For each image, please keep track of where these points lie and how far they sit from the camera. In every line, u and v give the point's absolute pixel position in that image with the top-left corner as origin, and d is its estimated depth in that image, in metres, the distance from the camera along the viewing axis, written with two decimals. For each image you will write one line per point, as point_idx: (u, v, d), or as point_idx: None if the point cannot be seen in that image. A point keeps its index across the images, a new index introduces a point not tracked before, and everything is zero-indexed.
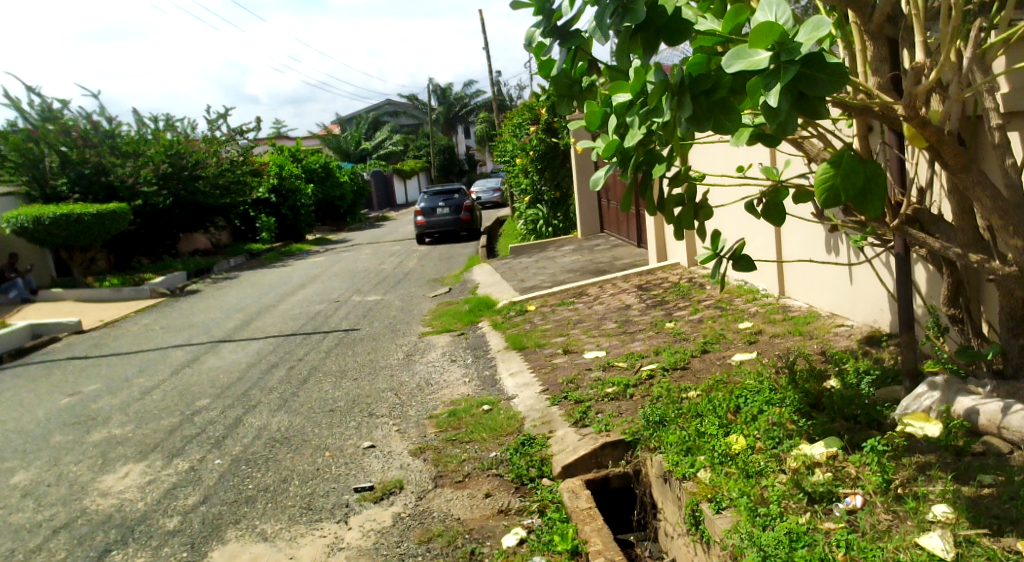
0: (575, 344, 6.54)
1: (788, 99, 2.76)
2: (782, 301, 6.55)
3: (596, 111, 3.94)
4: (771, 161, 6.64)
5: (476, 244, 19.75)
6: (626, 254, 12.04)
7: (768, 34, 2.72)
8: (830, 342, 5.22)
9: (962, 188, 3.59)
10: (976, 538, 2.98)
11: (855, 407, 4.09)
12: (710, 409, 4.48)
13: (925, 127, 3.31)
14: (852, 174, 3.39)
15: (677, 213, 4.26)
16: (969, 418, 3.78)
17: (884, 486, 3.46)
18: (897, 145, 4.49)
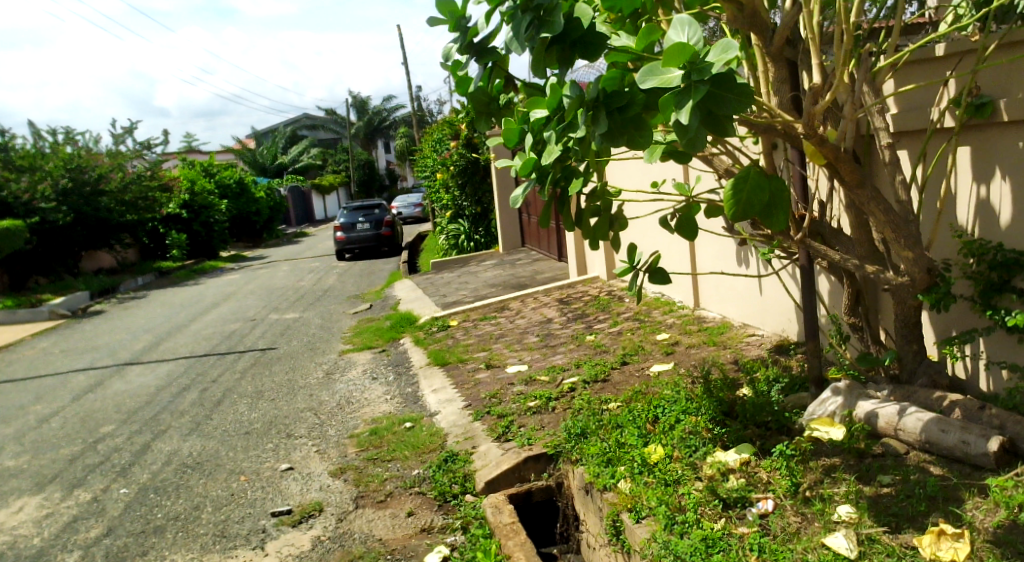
0: (498, 358, 6.57)
1: (699, 117, 2.85)
2: (697, 312, 6.75)
3: (512, 128, 3.98)
4: (683, 177, 6.85)
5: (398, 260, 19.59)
6: (546, 269, 12.19)
7: (680, 53, 2.79)
8: (742, 352, 5.41)
9: (859, 203, 3.82)
10: (877, 536, 3.14)
11: (766, 413, 4.22)
12: (629, 420, 4.56)
13: (823, 145, 3.51)
14: (759, 192, 3.54)
15: (594, 228, 4.34)
16: (869, 421, 3.97)
17: (793, 489, 3.61)
18: (798, 162, 4.67)
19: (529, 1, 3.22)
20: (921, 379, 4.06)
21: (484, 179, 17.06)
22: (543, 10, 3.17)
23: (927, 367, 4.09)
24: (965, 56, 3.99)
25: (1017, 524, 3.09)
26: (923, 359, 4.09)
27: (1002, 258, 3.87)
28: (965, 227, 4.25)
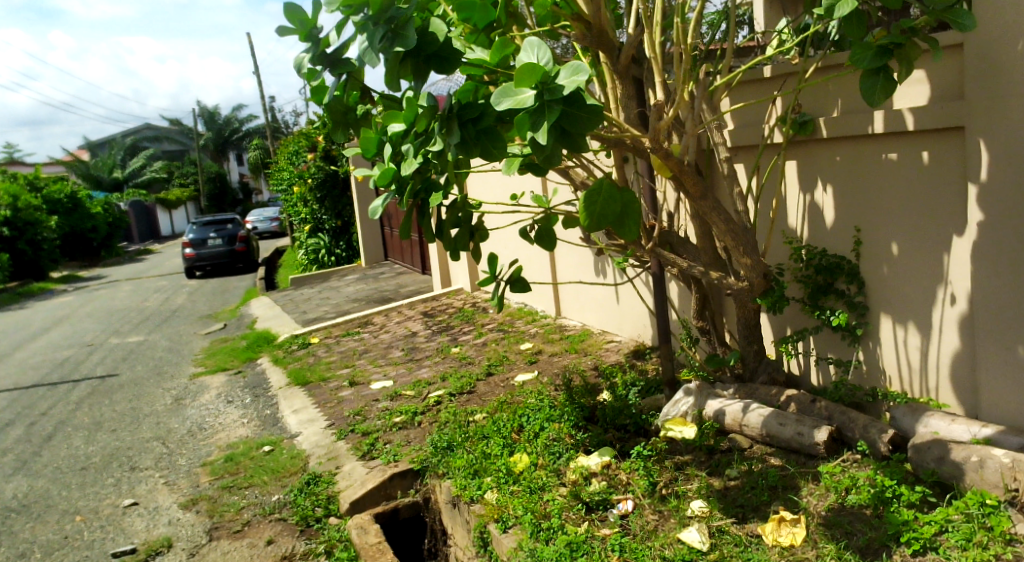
0: (361, 375, 6.42)
1: (553, 136, 2.95)
2: (559, 321, 6.92)
3: (371, 138, 3.91)
4: (541, 189, 7.00)
5: (256, 277, 18.77)
6: (410, 282, 12.12)
7: (530, 74, 2.84)
8: (602, 358, 5.60)
9: (701, 213, 4.05)
10: (726, 527, 3.34)
11: (625, 417, 4.40)
12: (495, 431, 4.59)
13: (668, 159, 3.71)
14: (611, 201, 3.70)
15: (454, 239, 4.34)
16: (717, 419, 4.22)
17: (651, 488, 3.75)
18: (648, 174, 4.85)
19: (382, 13, 3.15)
20: (762, 376, 4.38)
21: (344, 192, 16.73)
22: (396, 23, 3.14)
23: (766, 365, 4.41)
24: (788, 78, 4.35)
25: (844, 507, 3.36)
26: (763, 358, 4.41)
27: (826, 262, 4.32)
28: (795, 232, 4.63)
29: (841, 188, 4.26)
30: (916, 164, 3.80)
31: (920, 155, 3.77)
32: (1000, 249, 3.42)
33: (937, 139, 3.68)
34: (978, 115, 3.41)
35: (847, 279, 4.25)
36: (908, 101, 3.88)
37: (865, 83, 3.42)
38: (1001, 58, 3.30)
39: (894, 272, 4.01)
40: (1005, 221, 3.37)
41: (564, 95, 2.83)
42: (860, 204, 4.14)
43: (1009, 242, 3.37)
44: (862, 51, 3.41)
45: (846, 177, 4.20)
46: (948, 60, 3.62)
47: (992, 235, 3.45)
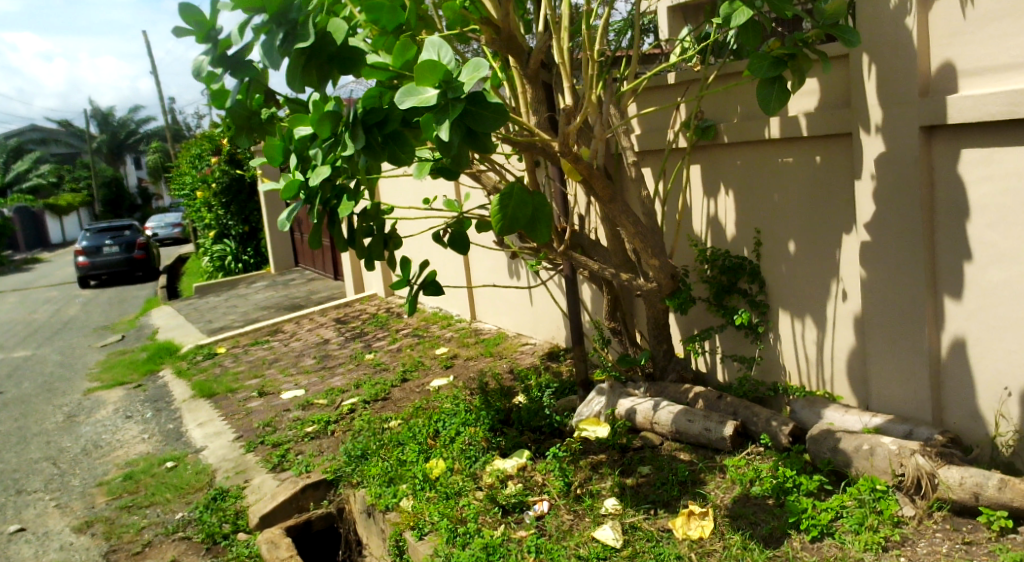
0: (271, 385, 6.23)
1: (459, 135, 2.94)
2: (474, 325, 6.92)
3: (275, 145, 3.81)
4: (454, 193, 6.99)
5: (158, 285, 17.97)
6: (322, 288, 11.88)
7: (432, 71, 2.86)
8: (517, 361, 5.62)
9: (611, 216, 4.16)
10: (639, 523, 3.41)
11: (540, 419, 4.44)
12: (410, 437, 4.54)
13: (577, 163, 3.77)
14: (522, 205, 3.73)
15: (367, 245, 4.27)
16: (629, 417, 4.31)
17: (566, 488, 3.79)
18: (558, 178, 4.89)
19: (281, 14, 3.10)
20: (671, 374, 4.51)
21: (251, 197, 16.25)
22: (297, 25, 3.08)
23: (675, 364, 4.54)
24: (691, 84, 4.49)
25: (749, 498, 3.51)
26: (672, 357, 4.55)
27: (729, 263, 4.50)
28: (700, 235, 4.78)
29: (742, 191, 4.44)
30: (809, 168, 4.02)
31: (813, 159, 3.99)
32: (883, 249, 3.64)
33: (828, 145, 3.90)
34: (863, 121, 3.64)
35: (748, 279, 4.43)
36: (799, 109, 4.10)
37: (764, 92, 3.55)
38: (881, 69, 3.53)
39: (791, 271, 4.22)
40: (886, 222, 3.60)
41: (466, 91, 2.84)
42: (760, 208, 4.33)
43: (891, 242, 3.60)
44: (759, 60, 3.53)
45: (747, 181, 4.39)
46: (836, 70, 3.85)
47: (875, 236, 3.68)
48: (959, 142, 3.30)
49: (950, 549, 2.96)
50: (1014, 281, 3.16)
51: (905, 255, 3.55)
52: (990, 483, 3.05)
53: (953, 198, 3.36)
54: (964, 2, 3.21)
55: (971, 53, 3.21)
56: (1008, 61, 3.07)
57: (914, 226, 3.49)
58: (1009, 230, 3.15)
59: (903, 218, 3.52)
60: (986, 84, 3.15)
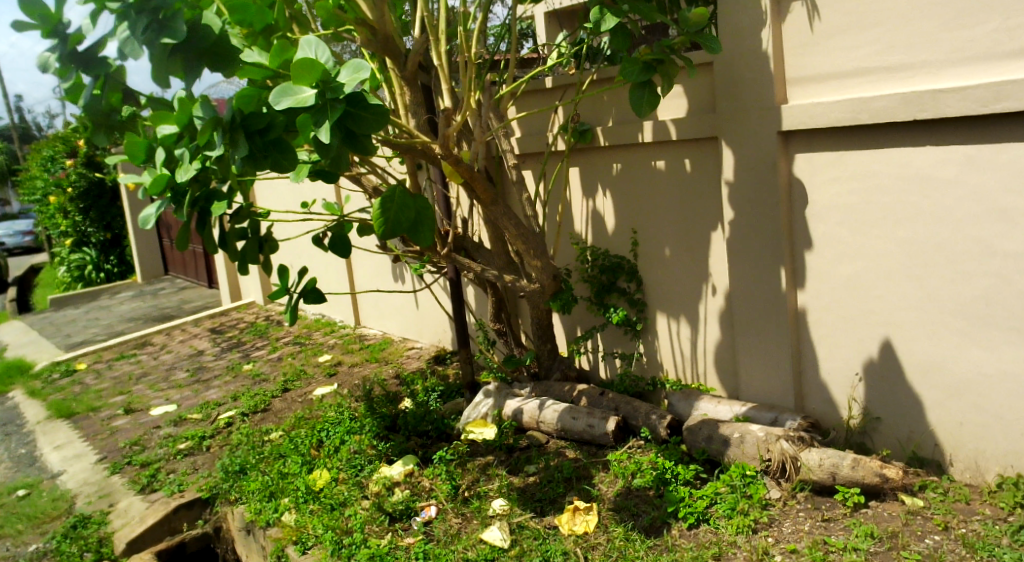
0: (140, 401, 5.86)
1: (338, 136, 2.86)
2: (358, 331, 6.79)
3: (138, 143, 3.48)
4: (334, 197, 6.82)
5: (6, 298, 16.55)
6: (195, 297, 11.30)
7: (309, 70, 2.75)
8: (403, 366, 5.56)
9: (493, 219, 4.21)
10: (526, 522, 3.44)
11: (427, 423, 4.41)
12: (292, 448, 4.38)
13: (459, 165, 3.79)
14: (404, 209, 3.70)
15: (240, 248, 4.09)
16: (515, 417, 4.36)
17: (453, 492, 3.77)
18: (440, 182, 4.86)
19: (145, 0, 2.84)
20: (556, 373, 4.61)
21: (113, 202, 15.25)
22: (163, 14, 2.86)
23: (560, 363, 4.65)
24: (567, 89, 4.61)
25: (630, 490, 3.61)
26: (556, 356, 4.65)
27: (608, 262, 4.64)
28: (580, 236, 4.90)
29: (617, 194, 4.60)
30: (680, 172, 4.22)
31: (682, 162, 4.20)
32: (747, 246, 3.89)
33: (694, 148, 4.12)
34: (727, 126, 3.87)
35: (627, 277, 4.59)
36: (670, 114, 4.28)
37: (635, 95, 3.70)
38: (743, 77, 3.77)
39: (665, 270, 4.41)
40: (749, 221, 3.86)
41: (347, 92, 2.75)
42: (634, 209, 4.50)
43: (754, 239, 3.86)
44: (630, 65, 3.69)
45: (622, 183, 4.55)
46: (701, 77, 4.06)
47: (740, 235, 3.92)
48: (812, 148, 3.60)
49: (811, 527, 3.15)
50: (862, 275, 3.51)
51: (768, 253, 3.82)
52: (844, 462, 3.30)
53: (807, 200, 3.66)
54: (813, 17, 3.51)
55: (821, 62, 3.53)
56: (851, 69, 3.41)
57: (775, 225, 3.75)
58: (858, 229, 3.49)
59: (766, 219, 3.78)
60: (834, 91, 3.49)
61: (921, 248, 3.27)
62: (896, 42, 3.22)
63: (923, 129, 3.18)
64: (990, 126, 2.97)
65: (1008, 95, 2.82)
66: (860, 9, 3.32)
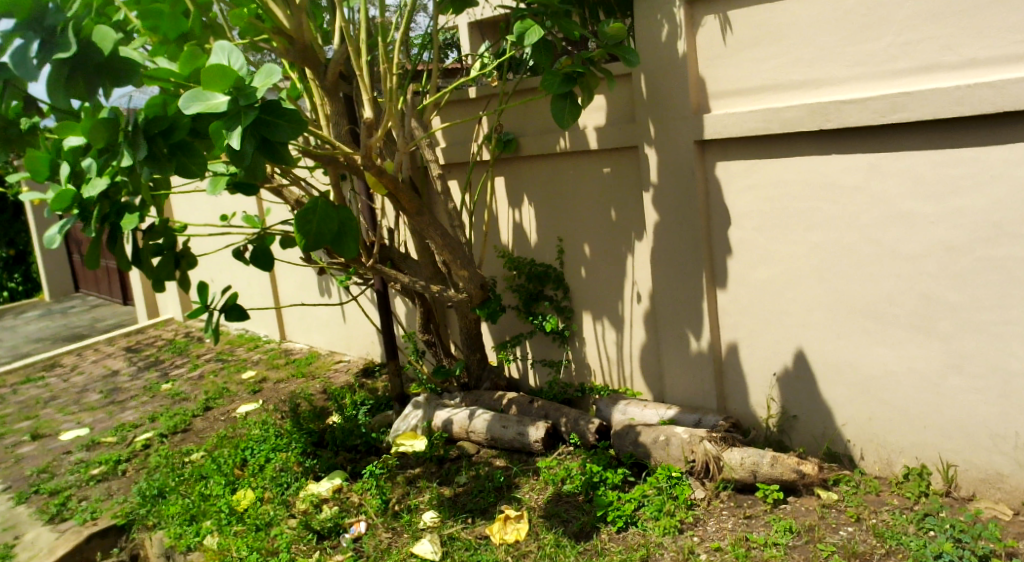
0: (49, 426, 5.57)
1: (252, 143, 2.79)
2: (284, 345, 6.64)
3: (38, 157, 3.31)
4: (255, 208, 6.66)
5: None
6: (108, 315, 10.83)
7: (220, 76, 2.68)
8: (330, 380, 5.47)
9: (419, 229, 4.20)
10: (457, 533, 3.43)
11: (356, 437, 4.35)
12: (214, 468, 4.25)
13: (382, 175, 3.77)
14: (327, 220, 3.64)
15: (155, 263, 3.95)
16: (445, 428, 4.34)
17: (383, 506, 3.71)
18: (364, 192, 4.80)
19: (37, 19, 2.82)
20: (486, 383, 4.64)
21: (17, 217, 14.48)
22: (56, 32, 2.82)
23: (489, 373, 4.67)
24: (490, 99, 4.64)
25: (560, 496, 3.64)
26: (485, 365, 4.68)
27: (534, 271, 4.68)
28: (506, 245, 4.93)
29: (542, 202, 4.65)
30: (603, 181, 4.30)
31: (605, 171, 4.28)
32: (668, 253, 4.00)
33: (616, 158, 4.21)
34: (646, 137, 3.97)
35: (553, 285, 4.64)
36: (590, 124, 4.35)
37: (556, 107, 3.77)
38: (659, 89, 3.87)
39: (591, 277, 4.48)
40: (669, 229, 3.96)
41: (259, 98, 2.71)
42: (559, 218, 4.57)
43: (674, 246, 3.96)
44: (550, 78, 3.73)
45: (547, 192, 4.60)
46: (620, 88, 4.14)
47: (662, 243, 4.01)
48: (727, 156, 3.73)
49: (734, 525, 3.25)
50: (776, 279, 3.65)
51: (688, 259, 3.92)
52: (764, 460, 3.42)
53: (723, 206, 3.78)
54: (723, 30, 3.64)
55: (733, 75, 3.65)
56: (761, 81, 3.55)
57: (695, 232, 3.86)
58: (772, 235, 3.63)
59: (685, 226, 3.89)
60: (745, 103, 3.62)
61: (829, 252, 3.43)
62: (802, 55, 3.37)
63: (829, 138, 3.33)
64: (889, 136, 3.15)
65: (904, 106, 3.00)
66: (768, 24, 3.46)
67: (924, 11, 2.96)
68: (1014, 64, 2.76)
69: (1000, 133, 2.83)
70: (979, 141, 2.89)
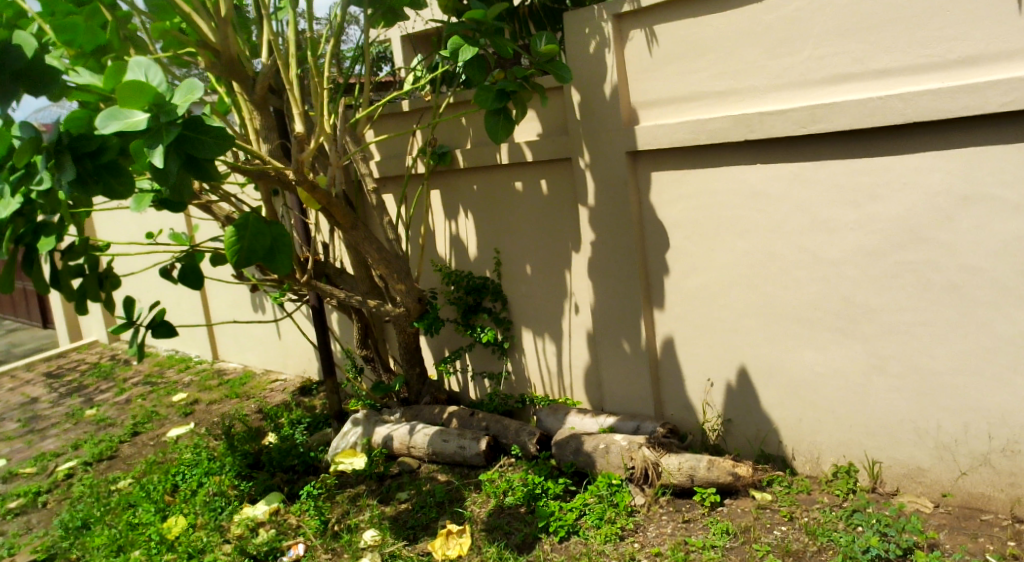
0: None
1: (176, 161, 2.70)
2: (216, 366, 6.47)
3: None
4: (183, 225, 6.47)
5: None
6: (26, 340, 10.34)
7: (138, 93, 2.59)
8: (266, 400, 5.33)
9: (355, 243, 4.16)
10: (398, 551, 3.38)
11: (293, 457, 4.25)
12: (143, 496, 4.09)
13: (315, 190, 3.73)
14: (259, 236, 3.56)
15: (77, 284, 3.79)
16: (386, 444, 4.29)
17: (322, 527, 3.63)
18: (297, 208, 4.72)
19: None
20: (426, 397, 4.61)
21: None
22: None
23: (429, 386, 4.65)
24: (424, 112, 4.64)
25: (502, 509, 3.63)
26: (425, 379, 4.65)
27: (472, 283, 4.69)
28: (444, 258, 4.93)
29: (479, 215, 4.67)
30: (539, 192, 4.34)
31: (540, 183, 4.32)
32: (603, 263, 4.05)
33: (551, 170, 4.25)
34: (579, 149, 4.02)
35: (491, 297, 4.66)
36: (525, 137, 4.39)
37: (490, 122, 3.81)
38: (590, 102, 3.94)
39: (529, 289, 4.52)
40: (604, 240, 4.01)
41: (182, 115, 2.63)
42: (496, 230, 4.59)
43: (609, 257, 4.02)
44: (484, 93, 3.73)
45: (484, 204, 4.63)
46: (552, 101, 4.20)
47: (597, 253, 4.07)
48: (658, 167, 3.81)
49: (673, 529, 3.29)
50: (707, 286, 3.74)
51: (623, 269, 3.98)
52: (701, 464, 3.48)
53: (655, 216, 3.86)
54: (650, 44, 3.72)
55: (660, 88, 3.74)
56: (688, 93, 3.64)
57: (629, 243, 3.92)
58: (702, 243, 3.72)
59: (619, 237, 3.95)
60: (673, 114, 3.71)
61: (758, 259, 3.53)
62: (726, 69, 3.48)
63: (753, 148, 3.44)
64: (810, 145, 3.26)
65: (823, 117, 3.12)
66: (693, 38, 3.56)
67: (838, 26, 3.09)
68: (922, 76, 2.90)
69: (912, 142, 2.97)
70: (893, 150, 3.03)
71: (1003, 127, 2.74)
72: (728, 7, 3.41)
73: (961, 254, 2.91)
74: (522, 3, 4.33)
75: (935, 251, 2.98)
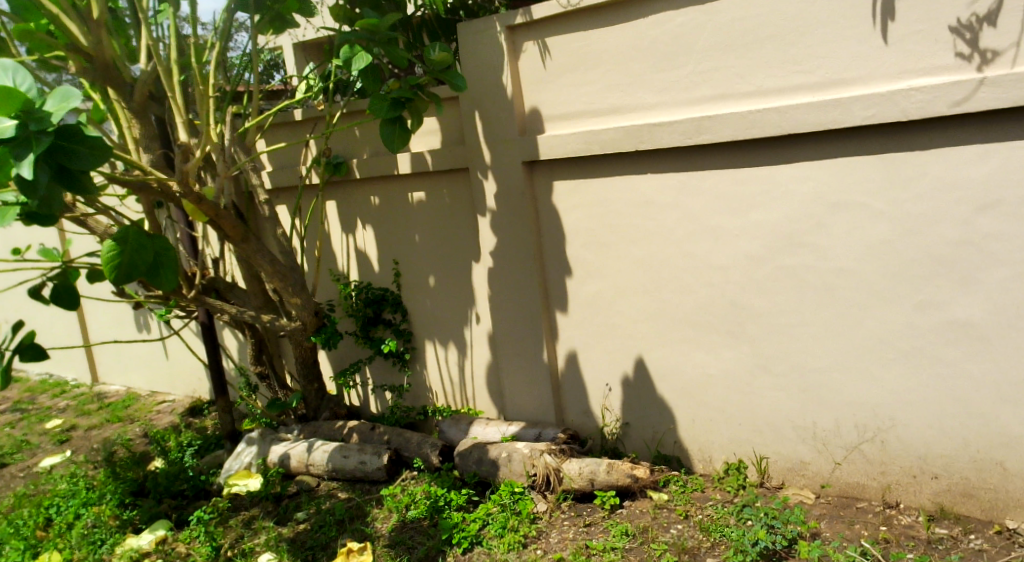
0: None
1: (46, 171, 2.53)
2: (96, 389, 6.10)
3: None
4: (57, 241, 6.07)
5: None
6: None
7: (6, 98, 2.41)
8: (152, 423, 5.08)
9: (246, 257, 4.03)
10: None
11: (182, 482, 4.06)
12: (12, 532, 3.79)
13: (201, 202, 3.58)
14: (140, 251, 3.38)
15: None
16: (283, 463, 4.17)
17: (214, 554, 3.47)
18: (183, 220, 4.52)
19: None
20: (325, 413, 4.50)
21: None
22: None
23: (328, 402, 4.55)
24: (317, 121, 4.56)
25: (405, 523, 3.57)
26: (324, 395, 4.55)
27: (371, 295, 4.63)
28: (341, 270, 4.85)
29: (377, 225, 4.61)
30: (438, 202, 4.32)
31: (439, 194, 4.30)
32: (503, 272, 4.08)
33: (450, 180, 4.25)
34: (476, 159, 4.04)
35: (391, 309, 4.61)
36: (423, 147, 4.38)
37: (384, 131, 3.76)
38: (486, 112, 3.96)
39: (429, 300, 4.49)
40: (503, 249, 4.04)
41: (56, 124, 2.45)
42: (395, 241, 4.55)
43: (509, 265, 4.04)
44: (377, 102, 3.68)
45: (383, 215, 4.57)
46: (448, 111, 4.20)
47: (497, 263, 4.09)
48: (554, 177, 3.87)
49: (575, 534, 3.33)
50: (604, 293, 3.82)
51: (522, 278, 4.02)
52: (601, 468, 3.55)
53: (554, 226, 3.91)
54: (543, 56, 3.78)
55: (554, 99, 3.80)
56: (580, 105, 3.72)
57: (527, 252, 3.96)
58: (598, 250, 3.80)
59: (518, 246, 3.98)
60: (567, 125, 3.78)
61: (650, 266, 3.64)
62: (616, 81, 3.57)
63: (643, 159, 3.55)
64: (696, 156, 3.40)
65: (707, 129, 3.26)
66: (584, 51, 3.64)
67: (718, 43, 3.23)
68: (795, 91, 3.08)
69: (788, 153, 3.14)
70: (771, 160, 3.19)
71: (868, 139, 2.93)
72: (616, 22, 3.51)
73: (834, 257, 3.10)
74: (416, 14, 4.31)
75: (810, 254, 3.16)
